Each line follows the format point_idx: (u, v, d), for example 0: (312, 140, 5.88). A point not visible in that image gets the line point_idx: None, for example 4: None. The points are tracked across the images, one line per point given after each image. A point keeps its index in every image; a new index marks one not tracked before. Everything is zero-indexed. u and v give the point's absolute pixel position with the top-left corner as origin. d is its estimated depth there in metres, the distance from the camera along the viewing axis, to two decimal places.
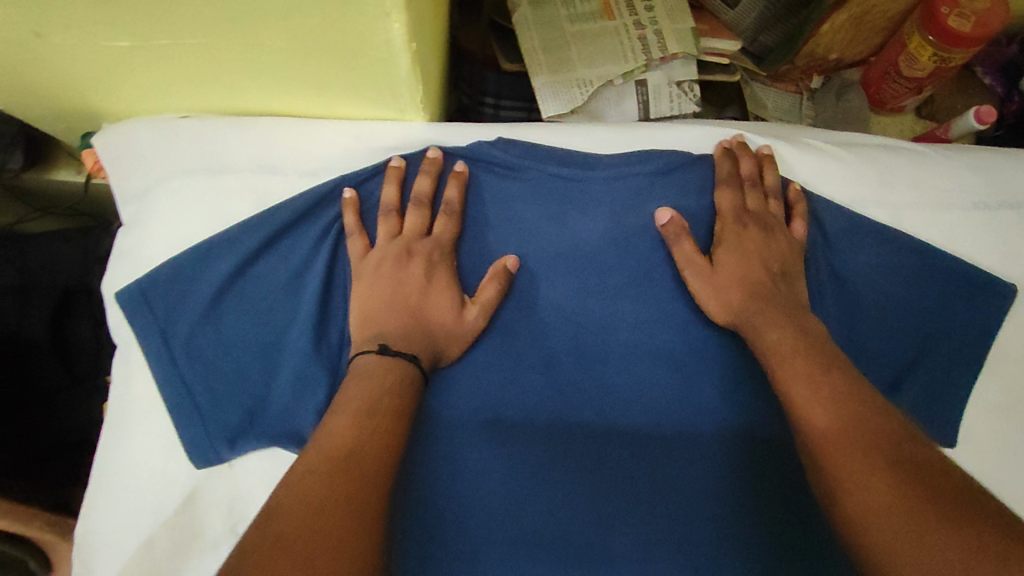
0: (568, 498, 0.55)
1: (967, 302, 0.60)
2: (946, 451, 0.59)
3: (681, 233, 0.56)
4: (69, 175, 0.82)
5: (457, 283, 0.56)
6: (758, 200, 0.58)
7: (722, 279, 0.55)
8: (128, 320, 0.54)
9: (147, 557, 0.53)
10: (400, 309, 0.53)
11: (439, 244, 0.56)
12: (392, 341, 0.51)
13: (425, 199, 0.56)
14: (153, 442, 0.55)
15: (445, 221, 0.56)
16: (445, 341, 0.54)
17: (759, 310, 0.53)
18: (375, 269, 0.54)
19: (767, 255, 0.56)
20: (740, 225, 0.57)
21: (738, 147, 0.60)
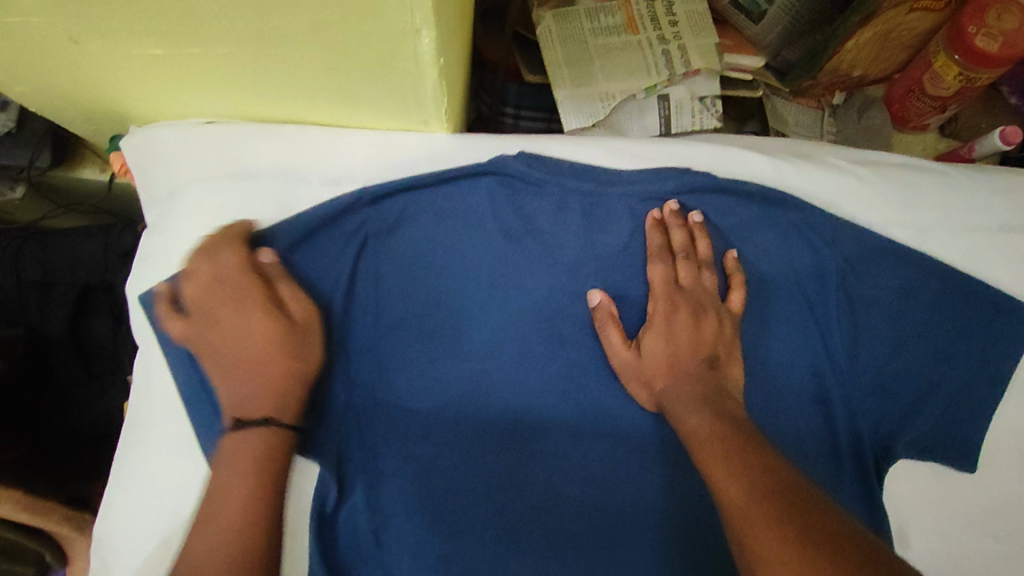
0: (582, 509, 0.56)
1: (990, 326, 0.59)
2: (966, 475, 0.59)
3: (607, 320, 0.56)
4: (93, 174, 0.84)
5: (225, 314, 0.52)
6: (691, 274, 0.57)
7: (649, 368, 0.54)
8: (152, 326, 0.55)
9: (164, 558, 0.53)
10: (245, 371, 0.51)
11: (234, 283, 0.52)
12: (245, 410, 0.50)
13: (201, 255, 0.53)
14: (175, 441, 0.55)
15: (224, 260, 0.53)
16: (296, 352, 0.52)
17: (680, 397, 0.51)
18: (210, 334, 0.52)
19: (697, 339, 0.54)
20: (670, 304, 0.55)
21: (671, 216, 0.58)
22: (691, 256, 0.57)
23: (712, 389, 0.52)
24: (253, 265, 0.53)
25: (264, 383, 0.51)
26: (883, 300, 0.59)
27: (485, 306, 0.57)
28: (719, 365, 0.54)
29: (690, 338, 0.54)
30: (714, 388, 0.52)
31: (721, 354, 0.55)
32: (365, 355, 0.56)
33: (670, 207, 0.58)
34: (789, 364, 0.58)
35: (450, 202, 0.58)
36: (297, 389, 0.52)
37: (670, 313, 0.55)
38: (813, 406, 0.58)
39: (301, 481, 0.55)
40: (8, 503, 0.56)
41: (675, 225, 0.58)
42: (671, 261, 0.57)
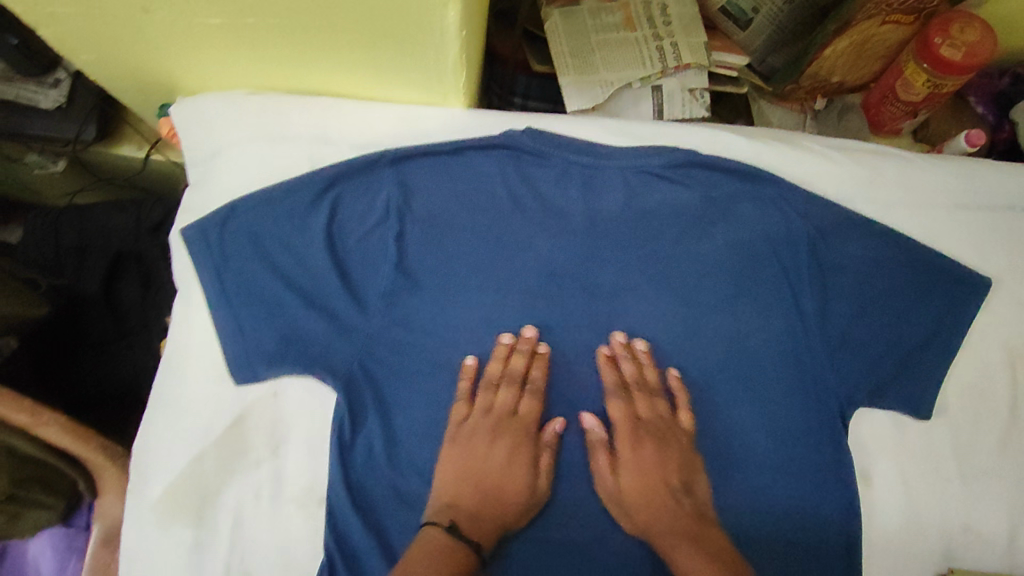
0: (577, 442, 0.62)
1: (944, 290, 0.66)
2: (920, 422, 0.65)
3: (597, 445, 0.61)
4: (131, 150, 0.91)
5: (518, 449, 0.60)
6: (647, 402, 0.62)
7: (628, 496, 0.59)
8: (190, 253, 0.62)
9: (198, 472, 0.59)
10: (480, 490, 0.58)
11: (525, 424, 0.61)
12: (463, 522, 0.55)
13: (518, 377, 0.61)
14: (208, 370, 0.61)
15: (531, 400, 0.61)
16: (518, 509, 0.58)
17: (664, 531, 0.57)
18: (468, 438, 0.60)
19: (664, 468, 0.60)
20: (635, 441, 0.61)
21: (620, 351, 0.63)
22: (644, 390, 0.62)
23: (692, 519, 0.58)
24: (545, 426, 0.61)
25: (486, 511, 0.57)
26: (849, 266, 0.66)
27: (491, 261, 0.64)
28: (689, 490, 0.60)
29: (659, 465, 0.60)
30: (687, 518, 0.58)
31: (690, 479, 0.61)
32: (383, 299, 0.62)
33: (618, 341, 0.63)
34: (764, 321, 0.65)
35: (464, 164, 0.66)
36: (498, 535, 0.57)
37: (637, 446, 0.61)
38: (787, 359, 0.64)
39: (320, 406, 0.61)
40: (54, 424, 0.63)
41: (625, 357, 0.63)
42: (627, 397, 0.62)
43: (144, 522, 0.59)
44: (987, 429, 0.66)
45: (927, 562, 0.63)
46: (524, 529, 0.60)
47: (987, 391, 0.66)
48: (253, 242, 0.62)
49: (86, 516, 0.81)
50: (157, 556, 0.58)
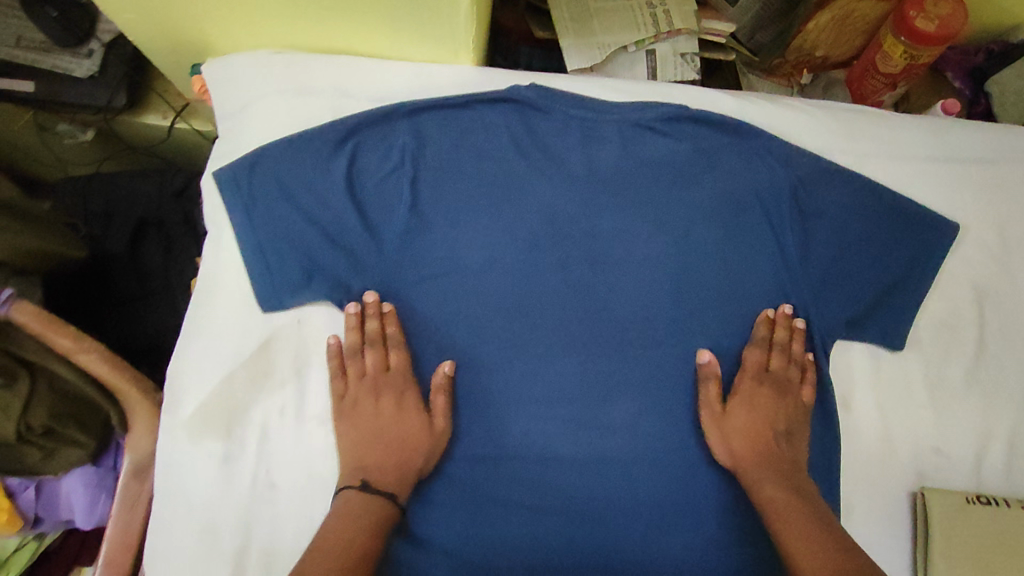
0: (574, 370, 0.67)
1: (915, 234, 0.72)
2: (892, 353, 0.71)
3: (709, 377, 0.66)
4: (156, 119, 0.97)
5: (409, 401, 0.65)
6: (782, 361, 0.68)
7: (732, 428, 0.65)
8: (221, 193, 0.67)
9: (228, 390, 0.65)
10: (384, 444, 0.63)
11: (401, 376, 0.66)
12: (371, 474, 0.62)
13: (378, 338, 0.65)
14: (236, 301, 0.67)
15: (399, 354, 0.66)
16: (425, 453, 0.64)
17: (760, 463, 0.64)
18: (353, 406, 0.65)
19: (772, 416, 0.67)
20: (756, 383, 0.68)
21: (782, 317, 0.69)
22: (784, 351, 0.68)
23: (785, 463, 0.64)
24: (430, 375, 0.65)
25: (392, 459, 0.63)
26: (829, 212, 0.72)
27: (496, 204, 0.69)
28: (788, 438, 0.66)
29: (769, 412, 0.67)
30: (785, 462, 0.64)
31: (791, 432, 0.67)
32: (399, 237, 0.67)
33: (783, 310, 0.68)
34: (751, 261, 0.70)
35: (473, 116, 0.71)
36: (413, 477, 0.63)
37: (755, 389, 0.67)
38: (772, 294, 0.70)
39: (338, 333, 0.67)
40: (95, 352, 0.68)
41: (783, 325, 0.68)
42: (767, 350, 0.68)
43: (176, 438, 0.64)
44: (953, 359, 0.71)
45: (901, 481, 0.69)
46: (525, 444, 0.67)
47: (954, 325, 0.72)
48: (279, 184, 0.67)
49: (114, 457, 0.87)
50: (189, 469, 0.64)
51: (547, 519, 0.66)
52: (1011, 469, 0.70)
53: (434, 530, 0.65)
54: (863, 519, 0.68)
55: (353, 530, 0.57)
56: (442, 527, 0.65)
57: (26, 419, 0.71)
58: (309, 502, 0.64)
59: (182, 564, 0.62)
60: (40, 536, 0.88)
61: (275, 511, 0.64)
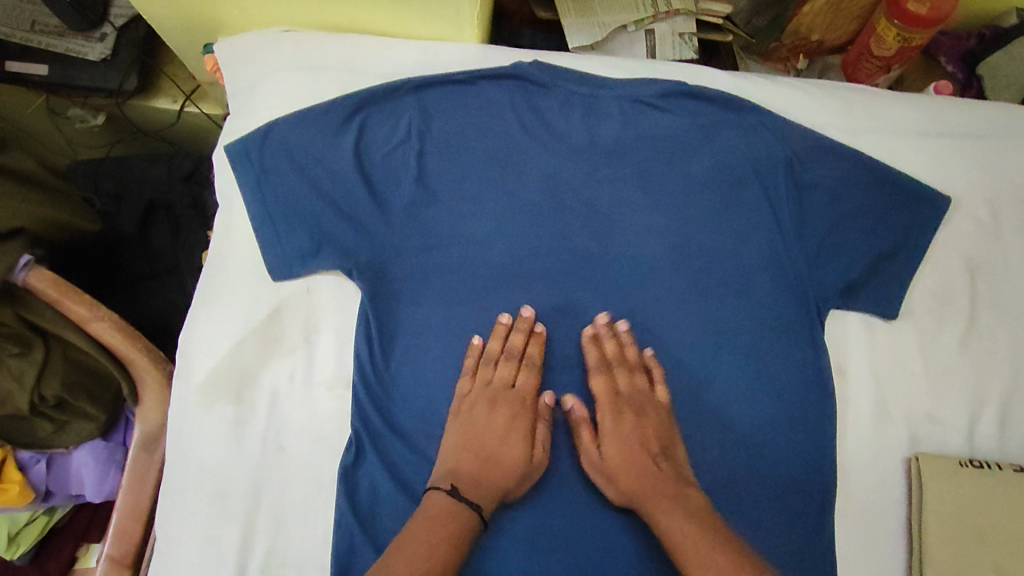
0: (577, 337, 0.69)
1: (909, 207, 0.73)
2: (887, 322, 0.72)
3: (580, 422, 0.65)
4: (166, 103, 0.99)
5: (528, 425, 0.64)
6: (626, 378, 0.66)
7: (612, 464, 0.62)
8: (232, 166, 0.69)
9: (239, 357, 0.67)
10: (476, 453, 0.61)
11: (524, 398, 0.65)
12: (463, 483, 0.59)
13: (516, 354, 0.66)
14: (248, 271, 0.69)
15: (528, 375, 0.66)
16: (518, 479, 0.62)
17: (646, 492, 0.60)
18: (469, 411, 0.64)
19: (641, 436, 0.63)
20: (614, 411, 0.64)
21: (601, 330, 0.67)
22: (621, 364, 0.66)
23: (671, 482, 0.60)
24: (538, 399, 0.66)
25: (485, 471, 0.61)
26: (825, 184, 0.73)
27: (500, 177, 0.71)
28: (667, 453, 0.62)
29: (637, 435, 0.63)
30: (664, 478, 0.60)
31: (667, 446, 0.63)
32: (406, 209, 0.69)
33: (602, 321, 0.67)
34: (748, 232, 0.72)
35: (478, 92, 0.73)
36: (499, 499, 0.60)
37: (619, 417, 0.64)
38: (770, 265, 0.71)
39: (346, 301, 0.69)
40: (109, 320, 0.69)
41: (608, 336, 0.67)
42: (608, 373, 0.66)
43: (189, 403, 0.66)
44: (949, 328, 0.73)
45: (897, 447, 0.70)
46: None
47: (949, 296, 0.74)
48: (288, 158, 0.69)
49: (122, 433, 0.89)
50: (200, 434, 0.65)
51: (550, 485, 0.65)
52: (1004, 436, 0.71)
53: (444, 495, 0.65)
54: (859, 484, 0.69)
55: (443, 535, 0.55)
56: None
57: (40, 388, 0.73)
58: (318, 466, 0.66)
59: (191, 527, 0.63)
60: (50, 510, 0.89)
61: (284, 475, 0.65)
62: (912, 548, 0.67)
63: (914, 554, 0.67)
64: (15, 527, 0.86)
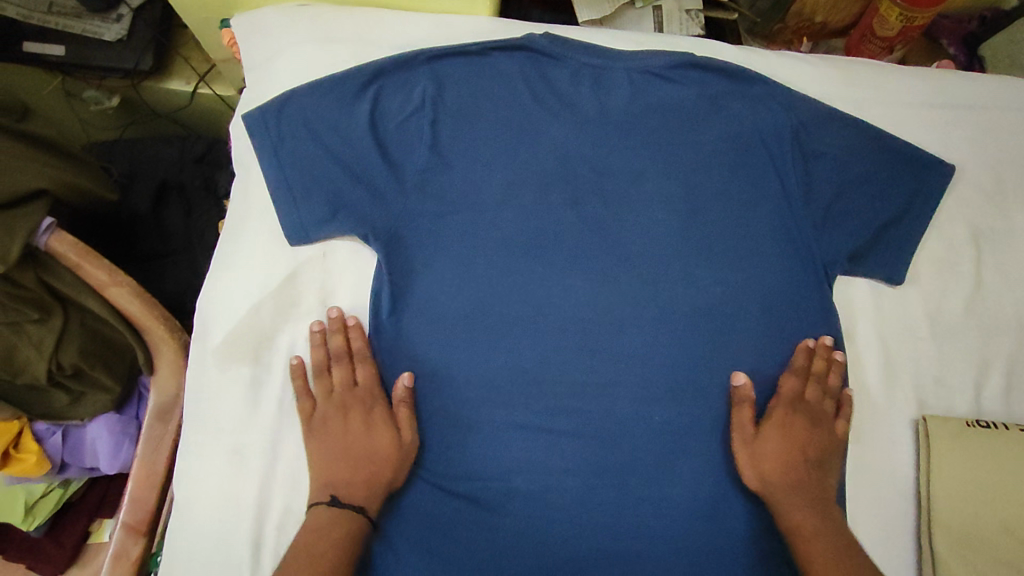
0: (588, 301, 0.70)
1: (913, 174, 0.75)
2: (893, 288, 0.74)
3: (743, 401, 0.67)
4: (180, 85, 1.00)
5: (388, 416, 0.66)
6: (817, 393, 0.69)
7: (765, 452, 0.66)
8: (249, 134, 0.70)
9: (255, 318, 0.68)
10: (350, 461, 0.64)
11: (365, 394, 0.67)
12: (339, 489, 0.63)
13: (345, 355, 0.67)
14: (264, 237, 0.70)
15: (366, 368, 0.67)
16: (394, 466, 0.65)
17: (793, 487, 0.65)
18: (322, 423, 0.66)
19: (806, 445, 0.68)
20: (789, 412, 0.68)
21: (820, 345, 0.69)
22: (820, 381, 0.69)
23: (814, 488, 0.66)
24: (379, 393, 0.67)
25: (360, 472, 0.64)
26: (831, 152, 0.74)
27: (512, 145, 0.73)
28: (820, 467, 0.67)
29: (803, 441, 0.68)
30: (817, 488, 0.65)
31: (826, 462, 0.68)
32: (420, 175, 0.70)
33: (823, 340, 0.69)
34: (756, 199, 0.73)
35: (490, 64, 0.75)
36: (385, 490, 0.64)
37: (788, 419, 0.68)
38: (778, 232, 0.72)
39: (362, 266, 0.71)
40: (127, 285, 0.71)
41: (822, 354, 0.69)
42: (805, 380, 0.69)
43: (207, 363, 0.67)
44: (957, 294, 0.74)
45: (905, 409, 0.71)
46: (543, 375, 0.68)
47: (955, 263, 0.75)
48: (305, 125, 0.70)
49: (135, 408, 0.90)
50: (217, 395, 0.67)
51: (559, 446, 0.67)
52: (1010, 399, 0.71)
53: (457, 457, 0.67)
54: (868, 446, 0.70)
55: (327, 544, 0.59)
56: (462, 451, 0.67)
57: (57, 357, 0.73)
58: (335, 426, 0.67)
59: (210, 486, 0.64)
60: (66, 483, 0.90)
61: (301, 435, 0.67)
62: (921, 506, 0.68)
63: (923, 510, 0.68)
64: (31, 498, 0.86)
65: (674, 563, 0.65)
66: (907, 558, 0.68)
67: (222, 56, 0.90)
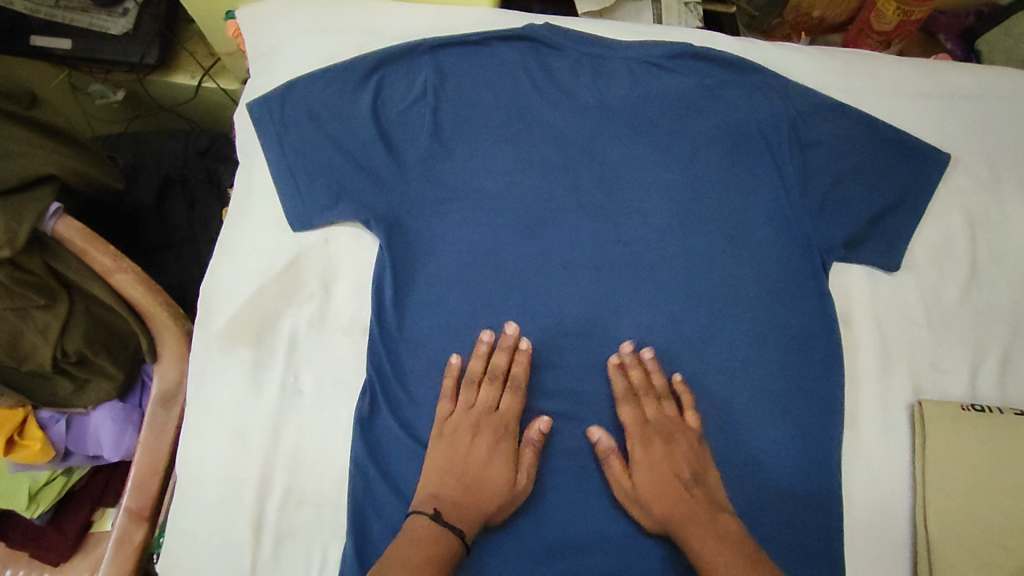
0: (587, 286, 0.71)
1: (907, 163, 0.75)
2: (889, 275, 0.74)
3: (609, 451, 0.64)
4: (185, 78, 1.02)
5: (515, 451, 0.64)
6: (654, 408, 0.66)
7: (643, 491, 0.63)
8: (254, 123, 0.72)
9: (258, 302, 0.69)
10: (462, 481, 0.62)
11: (507, 422, 0.65)
12: (445, 507, 0.60)
13: (499, 375, 0.65)
14: (267, 223, 0.71)
15: (513, 399, 0.65)
16: (502, 502, 0.62)
17: (682, 520, 0.60)
18: (451, 434, 0.64)
19: (673, 463, 0.63)
20: (645, 439, 0.65)
21: (626, 357, 0.67)
22: (647, 394, 0.66)
23: (706, 508, 0.61)
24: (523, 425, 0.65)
25: (469, 499, 0.61)
26: (827, 141, 0.75)
27: (511, 133, 0.74)
28: (699, 481, 0.62)
29: (668, 463, 0.63)
30: (702, 505, 0.61)
31: (701, 473, 0.63)
32: (421, 162, 0.71)
33: (625, 350, 0.67)
34: (753, 187, 0.74)
35: (491, 53, 0.76)
36: (480, 526, 0.61)
37: (648, 445, 0.64)
38: (774, 219, 0.73)
39: (365, 252, 0.71)
40: (131, 272, 0.72)
41: (633, 365, 0.66)
42: (636, 402, 0.66)
43: (211, 347, 0.68)
44: (952, 282, 0.74)
45: (900, 393, 0.71)
46: (543, 359, 0.69)
47: (950, 251, 0.75)
48: (309, 113, 0.71)
49: (138, 397, 0.91)
50: (221, 378, 0.68)
51: (557, 430, 0.68)
52: (1005, 385, 0.72)
53: None
54: (865, 431, 0.70)
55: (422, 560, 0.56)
56: None
57: (62, 343, 0.74)
58: (336, 410, 0.67)
59: (213, 467, 0.65)
60: (69, 471, 0.90)
61: (301, 417, 0.67)
62: (917, 487, 0.69)
63: (919, 491, 0.68)
64: (35, 485, 0.87)
65: (672, 546, 0.65)
66: (902, 540, 0.68)
67: (226, 49, 0.92)
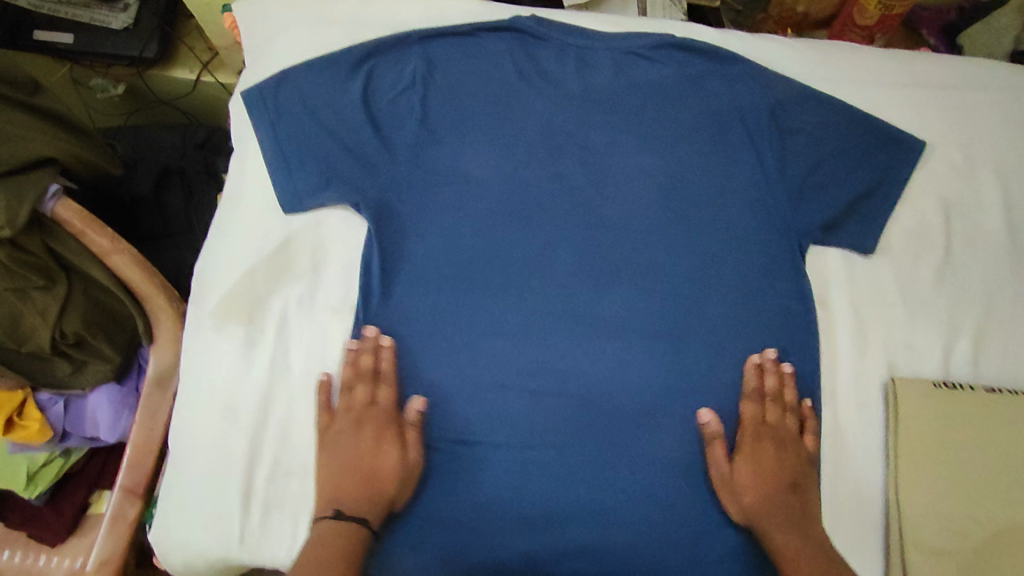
0: (569, 267, 0.73)
1: (884, 149, 0.77)
2: (866, 259, 0.76)
3: (712, 439, 0.68)
4: (184, 72, 1.04)
5: (405, 437, 0.66)
6: (777, 413, 0.69)
7: (740, 482, 0.67)
8: (248, 111, 0.74)
9: (249, 282, 0.71)
10: (357, 476, 0.63)
11: (385, 414, 0.66)
12: (344, 504, 0.62)
13: (369, 372, 0.67)
14: (259, 207, 0.73)
15: (388, 390, 0.67)
16: (399, 487, 0.64)
17: (771, 515, 0.65)
18: (335, 436, 0.66)
19: (778, 467, 0.67)
20: (756, 438, 0.68)
21: (767, 363, 0.70)
22: (777, 401, 0.69)
23: (797, 513, 0.65)
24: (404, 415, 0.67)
25: (365, 488, 0.63)
26: (806, 129, 0.77)
27: (497, 120, 0.76)
28: (796, 487, 0.67)
29: (774, 466, 0.67)
30: (794, 509, 0.65)
31: (799, 481, 0.67)
32: (409, 148, 0.73)
33: (769, 356, 0.70)
34: (732, 173, 0.76)
35: (478, 43, 0.78)
36: (382, 509, 0.63)
37: (758, 441, 0.68)
38: (753, 204, 0.75)
39: (354, 235, 0.73)
40: (126, 254, 0.74)
41: (771, 370, 0.70)
42: (760, 402, 0.69)
43: (203, 326, 0.70)
44: (928, 265, 0.76)
45: (877, 373, 0.73)
46: (526, 339, 0.70)
47: (925, 235, 0.77)
48: (301, 100, 0.74)
49: (135, 380, 0.92)
50: (212, 356, 0.69)
51: (540, 409, 0.69)
52: (978, 364, 0.74)
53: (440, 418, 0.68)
54: (841, 409, 0.72)
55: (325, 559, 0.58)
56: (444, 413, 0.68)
57: (61, 325, 0.76)
58: None
59: (203, 441, 0.67)
60: (66, 453, 0.93)
61: (291, 393, 0.69)
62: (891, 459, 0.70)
63: (891, 463, 0.70)
64: (33, 466, 0.90)
65: (649, 518, 0.66)
66: (875, 511, 0.69)
67: (224, 41, 0.94)
